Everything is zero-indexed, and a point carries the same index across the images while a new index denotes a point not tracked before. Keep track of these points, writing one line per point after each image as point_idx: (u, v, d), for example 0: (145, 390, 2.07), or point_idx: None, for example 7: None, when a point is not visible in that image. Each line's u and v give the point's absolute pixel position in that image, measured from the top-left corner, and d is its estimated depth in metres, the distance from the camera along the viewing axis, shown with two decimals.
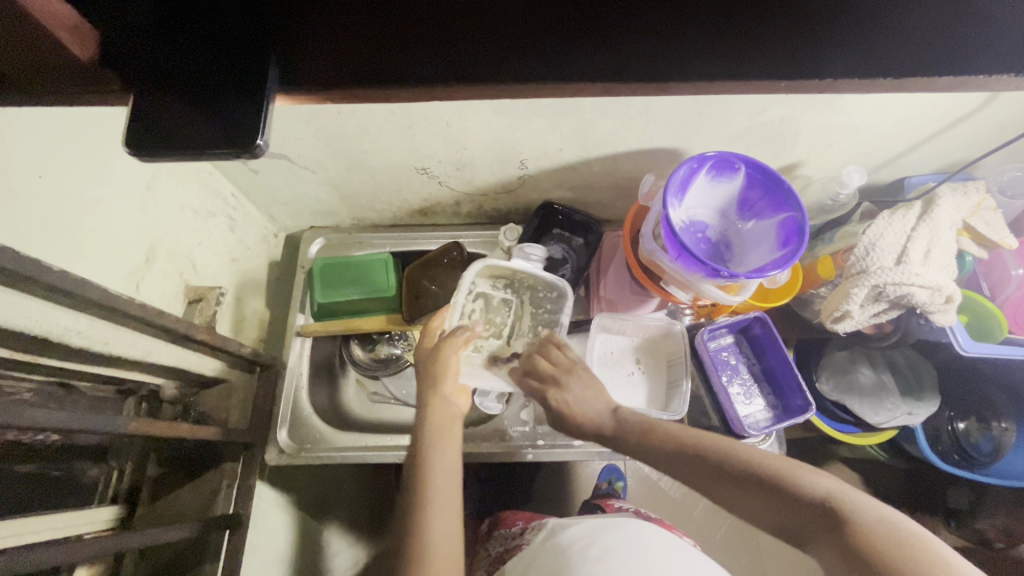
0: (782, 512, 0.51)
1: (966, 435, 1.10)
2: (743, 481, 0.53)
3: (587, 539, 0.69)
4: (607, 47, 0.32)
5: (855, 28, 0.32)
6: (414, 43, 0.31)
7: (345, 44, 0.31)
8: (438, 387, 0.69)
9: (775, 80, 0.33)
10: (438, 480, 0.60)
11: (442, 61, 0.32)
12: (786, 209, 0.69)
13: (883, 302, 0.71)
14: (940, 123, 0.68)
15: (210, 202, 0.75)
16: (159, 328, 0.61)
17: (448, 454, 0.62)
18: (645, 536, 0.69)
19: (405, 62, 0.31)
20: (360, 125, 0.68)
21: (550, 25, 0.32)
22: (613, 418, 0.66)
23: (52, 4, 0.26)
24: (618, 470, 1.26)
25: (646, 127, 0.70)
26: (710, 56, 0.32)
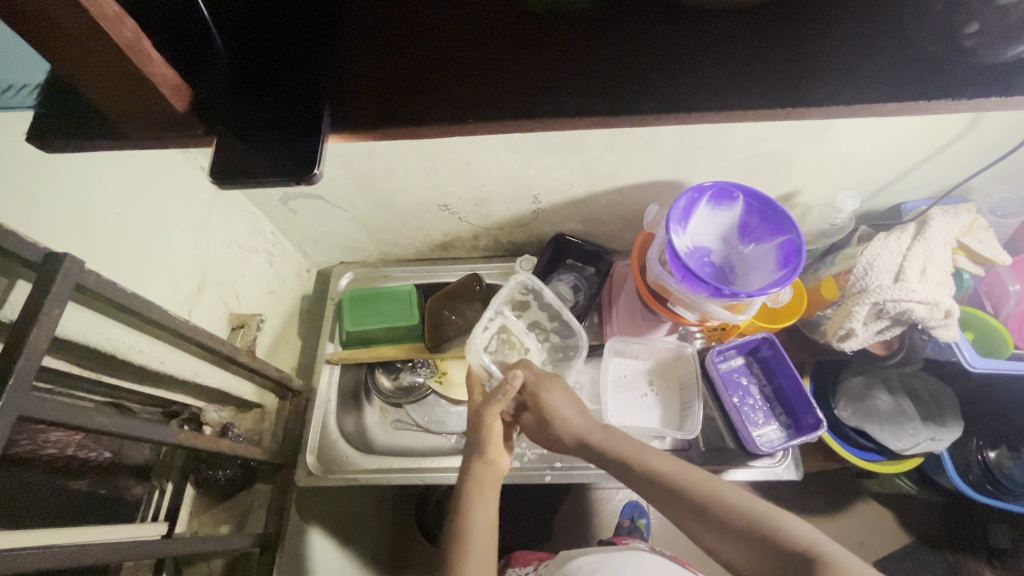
0: (759, 560, 0.53)
1: (998, 465, 1.06)
2: (732, 526, 0.55)
3: (595, 566, 0.72)
4: (608, 92, 0.38)
5: (818, 69, 0.38)
6: (442, 92, 0.38)
7: (384, 94, 0.38)
8: (480, 444, 0.71)
9: (752, 111, 0.38)
10: (477, 544, 0.62)
11: (466, 104, 0.38)
12: (783, 233, 0.73)
13: (885, 319, 0.73)
14: (925, 150, 0.73)
15: (252, 238, 0.83)
16: (207, 350, 0.67)
17: (483, 508, 0.66)
18: (651, 565, 0.72)
19: (429, 106, 0.38)
20: (389, 166, 0.76)
21: (553, 71, 0.38)
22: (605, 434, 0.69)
23: (161, 68, 0.33)
24: (640, 505, 1.26)
25: (648, 162, 0.76)
26: (689, 89, 0.38)
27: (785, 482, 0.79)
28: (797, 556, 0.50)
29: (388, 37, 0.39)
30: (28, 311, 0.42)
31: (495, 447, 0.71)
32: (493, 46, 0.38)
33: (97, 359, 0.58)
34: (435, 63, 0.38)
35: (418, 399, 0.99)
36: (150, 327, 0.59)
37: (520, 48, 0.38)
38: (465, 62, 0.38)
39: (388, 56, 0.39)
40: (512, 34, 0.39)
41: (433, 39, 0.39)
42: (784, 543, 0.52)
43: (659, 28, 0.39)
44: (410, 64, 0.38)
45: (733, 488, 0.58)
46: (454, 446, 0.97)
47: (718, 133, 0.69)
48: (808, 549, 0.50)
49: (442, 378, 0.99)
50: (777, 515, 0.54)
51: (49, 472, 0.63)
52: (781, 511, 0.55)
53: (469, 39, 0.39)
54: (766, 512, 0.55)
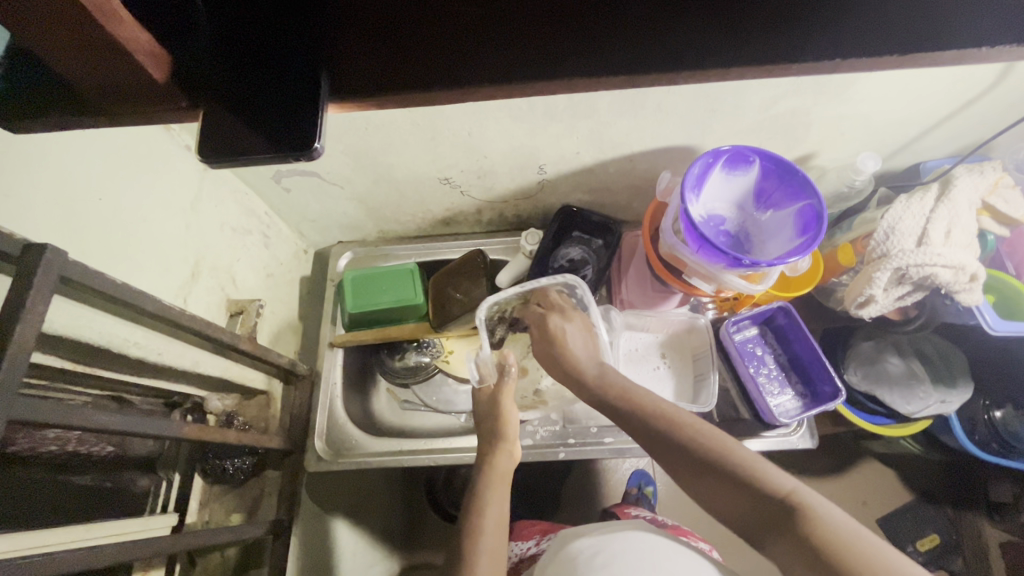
0: (738, 506, 0.53)
1: (1005, 424, 1.07)
2: (713, 471, 0.55)
3: (596, 547, 0.72)
4: (630, 47, 0.34)
5: (858, 14, 0.34)
6: (452, 54, 0.34)
7: (383, 56, 0.34)
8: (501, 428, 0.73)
9: (785, 63, 0.34)
10: (485, 518, 0.64)
11: (477, 62, 0.34)
12: (802, 197, 0.70)
13: (907, 284, 0.71)
14: (950, 106, 0.70)
15: (246, 219, 0.80)
16: (206, 339, 0.64)
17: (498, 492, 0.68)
18: (653, 544, 0.72)
19: (436, 67, 0.34)
20: (387, 138, 0.72)
21: (566, 23, 0.34)
22: (599, 373, 0.67)
23: (134, 32, 0.29)
24: (647, 474, 1.27)
25: (660, 126, 0.73)
26: (715, 38, 0.34)
27: (801, 452, 0.78)
28: (777, 504, 0.50)
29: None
30: (11, 308, 0.39)
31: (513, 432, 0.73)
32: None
33: (91, 353, 0.56)
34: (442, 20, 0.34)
35: (426, 379, 0.98)
36: (144, 318, 0.56)
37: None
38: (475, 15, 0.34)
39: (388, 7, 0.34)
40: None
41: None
42: (764, 490, 0.52)
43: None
44: (412, 18, 0.34)
45: (721, 436, 0.57)
46: (464, 425, 0.96)
47: (735, 93, 0.65)
48: (789, 498, 0.50)
49: (449, 358, 0.98)
50: (763, 463, 0.53)
51: (52, 471, 0.61)
52: (766, 459, 0.54)
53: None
54: (752, 461, 0.54)
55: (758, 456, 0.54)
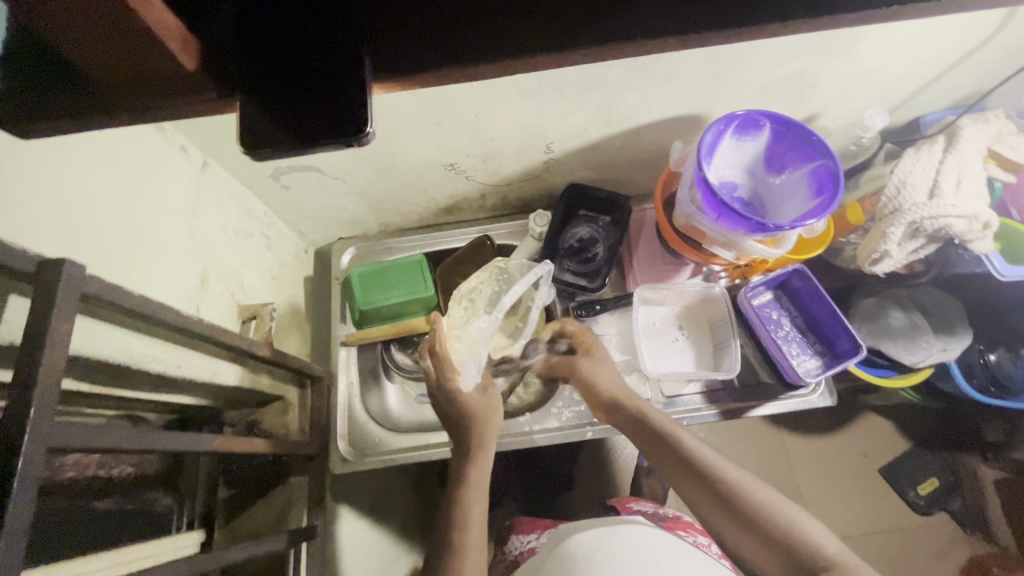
0: (772, 555, 0.61)
1: (999, 366, 1.13)
2: (753, 522, 0.63)
3: (596, 543, 0.73)
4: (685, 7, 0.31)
5: None
6: (494, 19, 0.31)
7: (428, 27, 0.31)
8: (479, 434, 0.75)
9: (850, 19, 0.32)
10: (473, 532, 0.68)
11: (528, 27, 0.31)
12: (817, 158, 0.70)
13: (920, 238, 0.72)
14: (954, 56, 0.70)
15: (246, 222, 0.76)
16: (223, 348, 0.62)
17: (476, 495, 0.71)
18: (652, 541, 0.73)
19: (483, 32, 0.31)
20: (392, 126, 0.70)
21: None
22: (644, 412, 0.75)
23: (161, 13, 0.27)
24: None
25: (669, 95, 0.71)
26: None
27: (821, 410, 0.81)
28: (811, 558, 0.59)
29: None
30: (33, 329, 0.36)
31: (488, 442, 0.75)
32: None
33: (107, 373, 0.53)
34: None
35: None
36: (162, 330, 0.53)
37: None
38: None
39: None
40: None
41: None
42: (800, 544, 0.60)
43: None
44: None
45: (761, 492, 0.65)
46: None
47: (748, 55, 0.65)
48: (821, 555, 0.59)
49: None
50: (798, 520, 0.62)
51: (72, 496, 0.58)
52: (801, 513, 0.63)
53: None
54: (789, 517, 0.62)
55: (794, 510, 0.63)
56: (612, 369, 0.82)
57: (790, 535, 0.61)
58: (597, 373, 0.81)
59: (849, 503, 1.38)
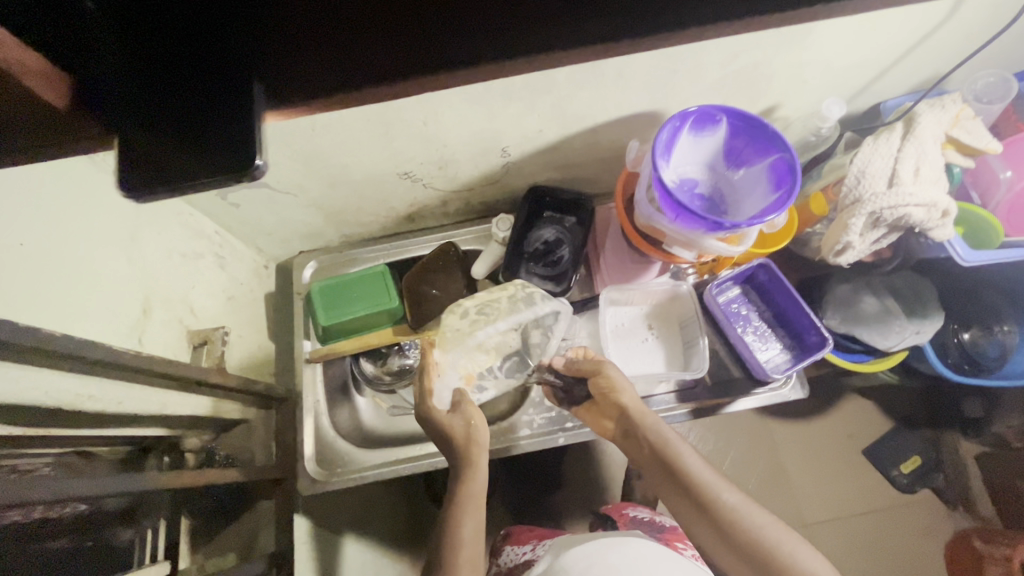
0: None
1: (973, 344, 1.16)
2: (746, 548, 0.60)
3: (591, 560, 0.70)
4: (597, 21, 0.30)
5: None
6: (393, 36, 0.29)
7: (322, 44, 0.29)
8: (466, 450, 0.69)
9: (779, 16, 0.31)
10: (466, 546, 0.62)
11: (432, 47, 0.29)
12: (774, 151, 0.69)
13: (881, 228, 0.71)
14: (909, 41, 0.69)
15: (195, 242, 0.74)
16: (168, 378, 0.60)
17: (469, 509, 0.65)
18: (650, 558, 0.71)
19: (386, 51, 0.29)
20: (337, 138, 0.67)
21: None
22: (646, 422, 0.70)
23: (18, 50, 0.24)
24: None
25: (622, 93, 0.70)
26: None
27: (793, 403, 0.80)
28: None
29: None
30: None
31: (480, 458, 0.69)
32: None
33: (38, 415, 0.50)
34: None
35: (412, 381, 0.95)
36: (96, 368, 0.51)
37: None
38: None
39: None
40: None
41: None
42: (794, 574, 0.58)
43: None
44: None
45: (760, 518, 0.62)
46: None
47: (699, 50, 0.63)
48: None
49: None
50: (795, 551, 0.59)
51: (23, 540, 0.55)
52: (798, 542, 0.60)
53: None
54: (784, 546, 0.60)
55: (790, 538, 0.60)
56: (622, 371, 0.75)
57: (785, 566, 0.58)
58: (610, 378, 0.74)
59: (834, 487, 1.39)
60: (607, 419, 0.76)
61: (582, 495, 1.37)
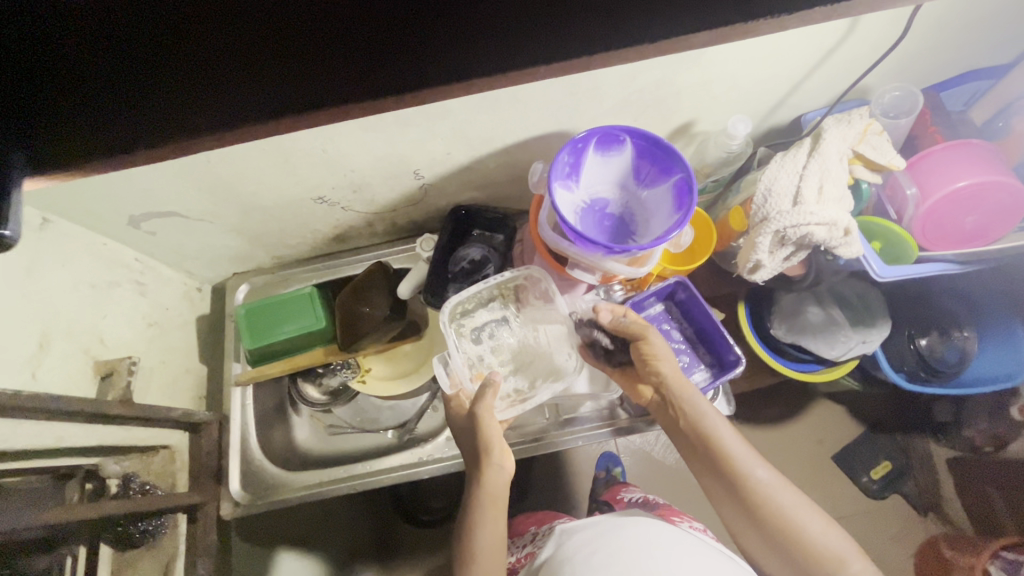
0: (772, 553, 0.65)
1: (930, 351, 1.14)
2: (764, 523, 0.64)
3: (592, 544, 0.73)
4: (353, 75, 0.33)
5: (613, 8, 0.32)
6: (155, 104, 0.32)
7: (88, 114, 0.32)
8: (484, 444, 0.69)
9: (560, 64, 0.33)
10: (481, 542, 0.65)
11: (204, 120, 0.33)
12: (675, 171, 0.68)
13: (790, 246, 0.70)
14: (811, 57, 0.68)
15: (109, 271, 0.74)
16: (61, 413, 0.61)
17: (494, 493, 0.68)
18: (649, 535, 0.72)
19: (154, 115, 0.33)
20: (238, 167, 0.68)
21: (256, 54, 0.32)
22: (685, 399, 0.70)
23: None
24: (614, 456, 1.36)
25: (523, 116, 0.69)
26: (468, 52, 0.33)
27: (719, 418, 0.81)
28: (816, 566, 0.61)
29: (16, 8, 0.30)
30: None
31: (496, 448, 0.69)
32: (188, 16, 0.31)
33: None
34: (108, 69, 0.31)
35: (348, 400, 0.96)
36: None
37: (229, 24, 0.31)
38: (159, 50, 0.31)
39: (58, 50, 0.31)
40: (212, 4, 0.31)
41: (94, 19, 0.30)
42: (805, 549, 0.62)
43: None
44: (117, 67, 0.31)
45: (783, 498, 0.64)
46: (392, 441, 0.94)
47: (589, 75, 0.62)
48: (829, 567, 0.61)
49: (366, 377, 0.94)
50: (812, 528, 0.63)
51: None
52: (818, 518, 0.63)
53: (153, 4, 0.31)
54: (805, 525, 0.63)
55: (811, 516, 0.63)
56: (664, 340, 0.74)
57: (798, 540, 0.62)
58: (651, 350, 0.73)
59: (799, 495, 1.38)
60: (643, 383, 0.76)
61: (545, 507, 1.37)
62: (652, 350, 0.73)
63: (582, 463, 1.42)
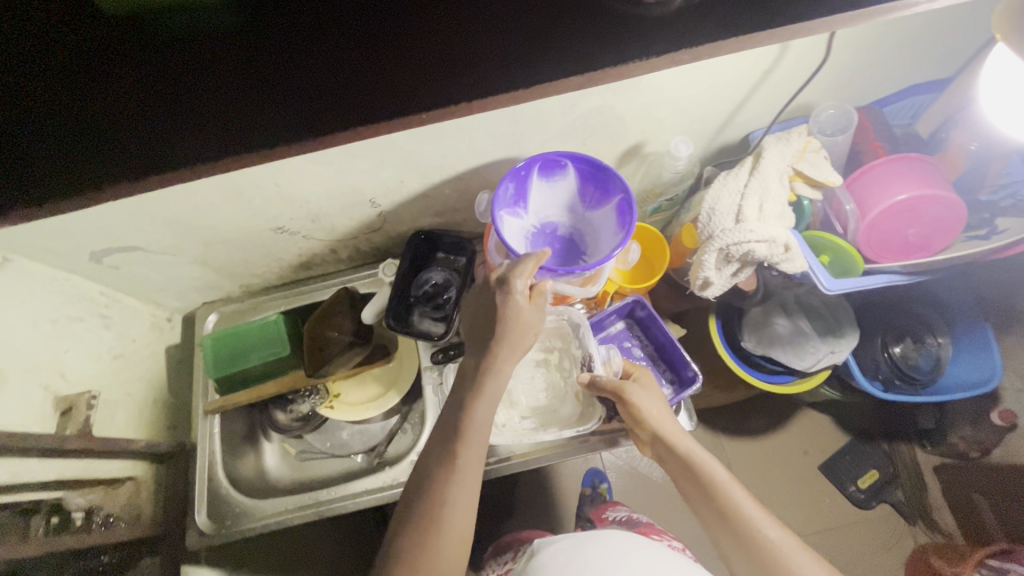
0: None
1: (905, 358, 1.14)
2: None
3: (570, 552, 0.74)
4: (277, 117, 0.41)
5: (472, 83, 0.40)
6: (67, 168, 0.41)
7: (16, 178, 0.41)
8: (507, 351, 0.59)
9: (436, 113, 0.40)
10: (460, 494, 0.56)
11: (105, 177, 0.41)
12: (615, 193, 0.71)
13: (736, 262, 0.72)
14: (745, 80, 0.70)
15: (72, 306, 0.76)
16: (17, 448, 0.62)
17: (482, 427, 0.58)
18: (624, 546, 0.74)
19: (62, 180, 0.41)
20: (194, 202, 0.70)
21: (162, 123, 0.41)
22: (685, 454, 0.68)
23: None
24: (599, 472, 1.35)
25: (470, 144, 0.71)
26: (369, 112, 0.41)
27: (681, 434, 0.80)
28: None
29: (39, 92, 0.42)
30: None
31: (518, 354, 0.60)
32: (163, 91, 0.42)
33: None
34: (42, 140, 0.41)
35: (317, 427, 0.96)
36: None
37: (164, 93, 0.42)
38: (97, 122, 0.42)
39: (71, 124, 0.42)
40: (177, 81, 0.42)
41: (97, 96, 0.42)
42: None
43: (313, 45, 0.42)
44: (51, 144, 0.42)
45: (798, 557, 0.61)
46: (361, 465, 0.96)
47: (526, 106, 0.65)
48: None
49: (333, 403, 0.95)
50: None
51: None
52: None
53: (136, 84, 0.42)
54: None
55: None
56: (654, 391, 0.72)
57: None
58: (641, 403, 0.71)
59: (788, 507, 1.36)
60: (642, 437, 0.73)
61: (533, 526, 1.36)
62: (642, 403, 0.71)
63: (567, 479, 1.41)
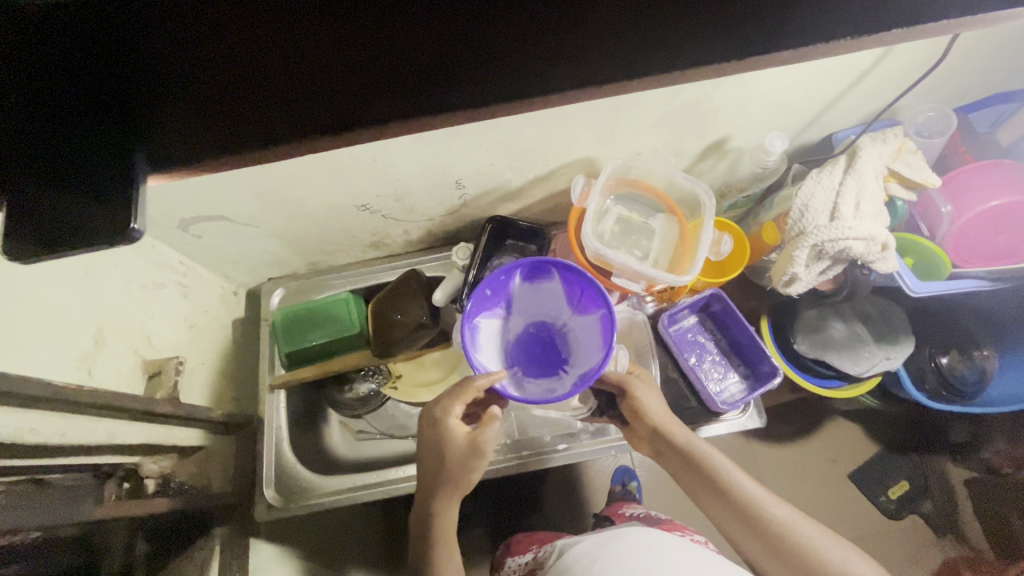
0: None
1: (952, 369, 1.14)
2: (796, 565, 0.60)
3: (593, 553, 0.73)
4: (429, 60, 0.30)
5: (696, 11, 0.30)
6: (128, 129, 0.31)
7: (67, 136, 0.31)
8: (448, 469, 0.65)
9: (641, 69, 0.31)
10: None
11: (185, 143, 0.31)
12: (598, 305, 0.72)
13: (826, 259, 0.72)
14: (847, 79, 0.71)
15: (156, 272, 0.76)
16: (115, 409, 0.62)
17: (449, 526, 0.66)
18: (647, 540, 0.74)
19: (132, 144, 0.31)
20: (291, 174, 0.70)
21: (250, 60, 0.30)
22: (685, 443, 0.69)
23: None
24: (630, 469, 1.35)
25: (568, 130, 0.71)
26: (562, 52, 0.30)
27: (751, 431, 0.79)
28: None
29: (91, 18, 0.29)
30: None
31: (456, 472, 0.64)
32: (228, 75, 0.30)
33: None
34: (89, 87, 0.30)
35: (376, 407, 0.97)
36: (36, 404, 0.53)
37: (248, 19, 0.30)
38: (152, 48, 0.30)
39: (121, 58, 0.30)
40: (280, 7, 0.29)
41: (185, 40, 0.30)
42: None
43: None
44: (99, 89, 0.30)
45: (808, 529, 0.62)
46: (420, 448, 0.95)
47: (634, 96, 0.66)
48: None
49: (397, 384, 0.96)
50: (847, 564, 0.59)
51: None
52: (849, 553, 0.60)
53: (189, 56, 0.30)
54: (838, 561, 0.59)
55: (840, 548, 0.61)
56: (650, 386, 0.74)
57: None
58: (638, 398, 0.73)
59: None
60: (639, 437, 0.74)
61: (560, 523, 1.34)
62: (639, 398, 0.73)
63: (595, 477, 1.39)
